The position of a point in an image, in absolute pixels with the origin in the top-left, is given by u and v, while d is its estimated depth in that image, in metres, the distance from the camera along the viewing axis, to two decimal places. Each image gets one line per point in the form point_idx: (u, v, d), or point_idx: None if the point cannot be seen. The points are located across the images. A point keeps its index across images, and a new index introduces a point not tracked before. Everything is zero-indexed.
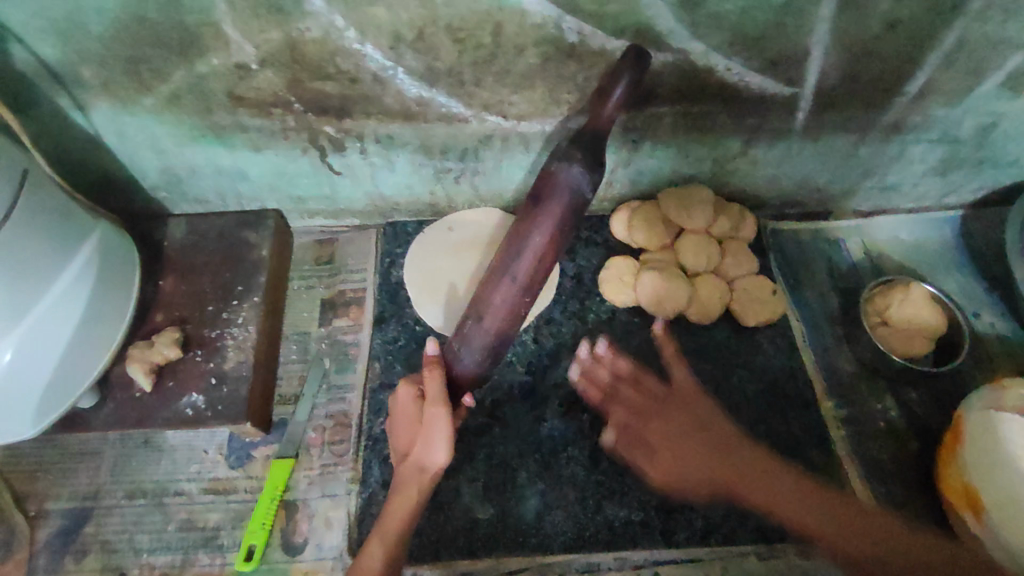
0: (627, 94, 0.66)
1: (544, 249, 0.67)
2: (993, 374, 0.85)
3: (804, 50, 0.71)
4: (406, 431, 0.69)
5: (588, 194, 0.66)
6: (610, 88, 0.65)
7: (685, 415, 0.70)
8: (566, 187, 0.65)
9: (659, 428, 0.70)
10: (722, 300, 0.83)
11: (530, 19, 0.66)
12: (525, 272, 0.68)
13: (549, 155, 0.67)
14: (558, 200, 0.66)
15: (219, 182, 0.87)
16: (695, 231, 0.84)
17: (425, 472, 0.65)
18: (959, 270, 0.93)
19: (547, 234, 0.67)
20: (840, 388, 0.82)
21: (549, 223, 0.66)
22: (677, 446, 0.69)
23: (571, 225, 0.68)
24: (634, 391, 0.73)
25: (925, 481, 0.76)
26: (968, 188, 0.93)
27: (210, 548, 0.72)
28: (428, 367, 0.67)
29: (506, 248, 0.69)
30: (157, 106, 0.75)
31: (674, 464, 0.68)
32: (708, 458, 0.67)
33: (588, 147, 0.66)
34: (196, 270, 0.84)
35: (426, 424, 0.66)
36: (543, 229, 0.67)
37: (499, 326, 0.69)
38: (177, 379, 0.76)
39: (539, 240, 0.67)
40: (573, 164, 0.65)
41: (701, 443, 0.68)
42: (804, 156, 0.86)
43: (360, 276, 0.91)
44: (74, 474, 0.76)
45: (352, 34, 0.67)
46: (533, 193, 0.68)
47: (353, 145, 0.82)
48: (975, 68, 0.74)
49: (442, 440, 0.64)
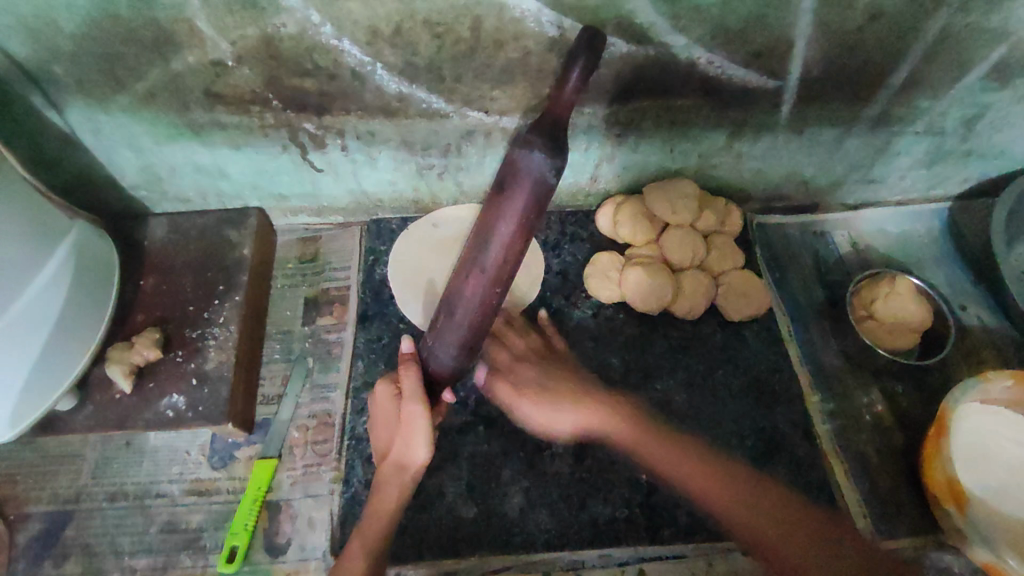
0: (586, 75, 0.63)
1: (510, 239, 0.66)
2: (979, 367, 0.84)
3: (787, 42, 0.70)
4: (385, 428, 0.69)
5: (553, 180, 0.64)
6: (566, 73, 0.63)
7: (563, 363, 0.77)
8: (528, 174, 0.63)
9: (534, 370, 0.75)
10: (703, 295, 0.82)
11: (509, 13, 0.66)
12: (493, 263, 0.66)
13: (511, 141, 0.65)
14: (521, 190, 0.64)
15: (200, 180, 0.86)
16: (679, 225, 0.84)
17: (407, 468, 0.65)
18: (946, 263, 0.93)
19: (513, 224, 0.65)
20: (825, 382, 0.82)
21: (514, 214, 0.65)
22: (547, 380, 0.74)
23: (538, 214, 0.66)
24: (520, 338, 0.79)
25: (911, 474, 0.76)
26: (955, 180, 0.93)
27: (192, 550, 0.71)
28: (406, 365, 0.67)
29: (476, 240, 0.68)
30: (133, 104, 0.74)
31: (549, 398, 0.73)
32: (580, 391, 0.72)
33: (549, 133, 0.63)
34: (178, 269, 0.83)
35: (405, 422, 0.65)
36: (508, 219, 0.65)
37: (473, 319, 0.68)
38: (158, 380, 0.75)
39: (505, 230, 0.65)
40: (534, 151, 0.62)
41: (569, 381, 0.74)
42: (790, 149, 0.85)
43: (344, 274, 0.90)
44: (54, 477, 0.75)
45: (329, 29, 0.66)
46: (498, 183, 0.66)
47: (334, 141, 0.81)
48: (959, 59, 0.73)
49: (422, 436, 0.64)
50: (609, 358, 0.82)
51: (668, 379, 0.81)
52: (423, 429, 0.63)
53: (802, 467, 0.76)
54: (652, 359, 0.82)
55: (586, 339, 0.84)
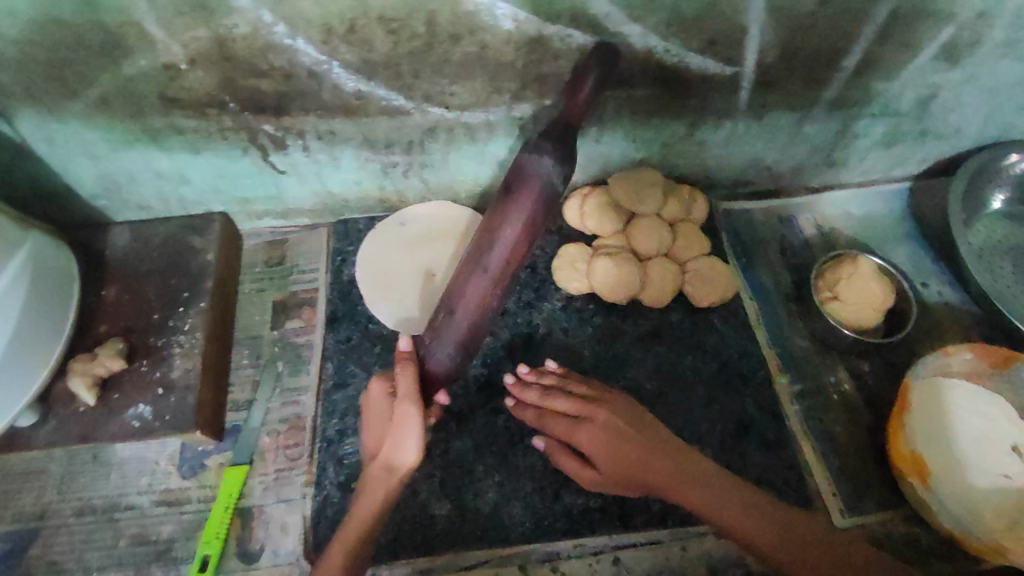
0: (597, 87, 0.69)
1: (514, 241, 0.68)
2: (941, 342, 0.86)
3: (741, 28, 0.71)
4: (377, 427, 0.68)
5: (559, 187, 0.67)
6: (581, 82, 0.69)
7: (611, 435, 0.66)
8: (537, 179, 0.66)
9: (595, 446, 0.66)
10: (635, 479, 0.65)
11: (463, 7, 0.65)
12: (496, 264, 0.69)
13: (521, 147, 0.68)
14: (528, 194, 0.66)
15: (161, 187, 0.85)
16: (566, 413, 0.69)
17: (392, 473, 0.63)
18: (907, 242, 0.95)
19: (519, 226, 0.67)
20: (793, 364, 0.83)
21: (522, 221, 0.67)
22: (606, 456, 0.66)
23: (542, 218, 0.69)
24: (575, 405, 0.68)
25: (878, 450, 0.77)
26: (914, 160, 0.95)
27: (164, 561, 0.70)
28: (403, 365, 0.66)
29: (478, 242, 0.70)
30: (85, 110, 0.72)
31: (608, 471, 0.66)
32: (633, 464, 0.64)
33: (558, 140, 0.66)
34: (140, 277, 0.81)
35: (397, 422, 0.64)
36: (513, 221, 0.67)
37: (471, 318, 0.70)
38: (122, 391, 0.73)
39: (509, 233, 0.67)
40: (544, 157, 0.65)
41: (626, 456, 0.65)
42: (751, 135, 0.86)
43: (312, 276, 0.89)
44: (18, 495, 0.74)
45: (282, 29, 0.66)
46: (505, 186, 0.68)
47: (295, 142, 0.80)
48: (909, 41, 0.74)
49: (413, 440, 0.63)
50: (581, 349, 0.83)
51: (638, 367, 0.82)
52: (412, 432, 0.62)
53: (771, 449, 0.77)
54: (623, 348, 0.83)
55: (556, 331, 0.84)
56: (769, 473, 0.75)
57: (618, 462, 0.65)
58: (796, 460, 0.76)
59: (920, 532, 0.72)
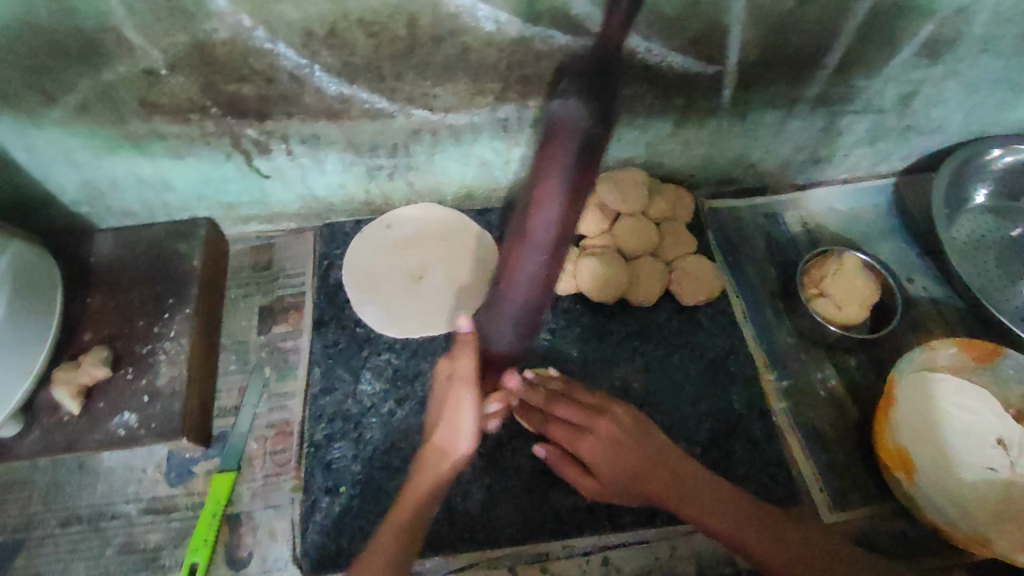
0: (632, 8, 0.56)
1: (555, 199, 0.59)
2: (926, 337, 0.87)
3: (722, 27, 0.71)
4: (437, 405, 0.69)
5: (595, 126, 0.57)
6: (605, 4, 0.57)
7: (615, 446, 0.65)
8: (568, 125, 0.57)
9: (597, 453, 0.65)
10: (636, 490, 0.65)
11: (444, 9, 0.65)
12: (541, 231, 0.60)
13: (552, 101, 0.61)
14: (562, 144, 0.58)
15: (145, 193, 0.85)
16: (570, 423, 0.68)
17: (445, 453, 0.65)
18: (892, 237, 0.95)
19: (557, 180, 0.58)
20: (780, 361, 0.84)
21: (559, 168, 0.58)
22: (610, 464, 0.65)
23: (588, 166, 0.59)
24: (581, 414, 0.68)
25: (864, 445, 0.78)
26: (898, 156, 0.95)
27: (152, 569, 0.70)
28: (461, 346, 0.66)
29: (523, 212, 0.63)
30: (64, 117, 0.71)
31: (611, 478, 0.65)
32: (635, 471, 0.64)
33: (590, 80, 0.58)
34: (125, 284, 0.81)
35: (454, 402, 0.66)
36: (550, 176, 0.58)
37: (528, 296, 0.63)
38: (108, 399, 0.73)
39: (547, 191, 0.59)
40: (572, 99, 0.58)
41: (628, 463, 0.64)
42: (735, 133, 0.86)
43: (299, 280, 0.89)
44: (3, 506, 0.73)
45: (262, 33, 0.65)
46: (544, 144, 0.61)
47: (278, 146, 0.80)
48: (890, 38, 0.75)
49: (468, 419, 0.65)
50: (569, 349, 0.83)
51: (626, 367, 0.82)
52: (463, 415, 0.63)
53: (758, 446, 0.77)
54: (610, 348, 0.83)
55: (543, 332, 0.84)
56: (756, 470, 0.75)
57: (621, 473, 0.64)
58: (782, 457, 0.77)
59: (906, 526, 0.73)
